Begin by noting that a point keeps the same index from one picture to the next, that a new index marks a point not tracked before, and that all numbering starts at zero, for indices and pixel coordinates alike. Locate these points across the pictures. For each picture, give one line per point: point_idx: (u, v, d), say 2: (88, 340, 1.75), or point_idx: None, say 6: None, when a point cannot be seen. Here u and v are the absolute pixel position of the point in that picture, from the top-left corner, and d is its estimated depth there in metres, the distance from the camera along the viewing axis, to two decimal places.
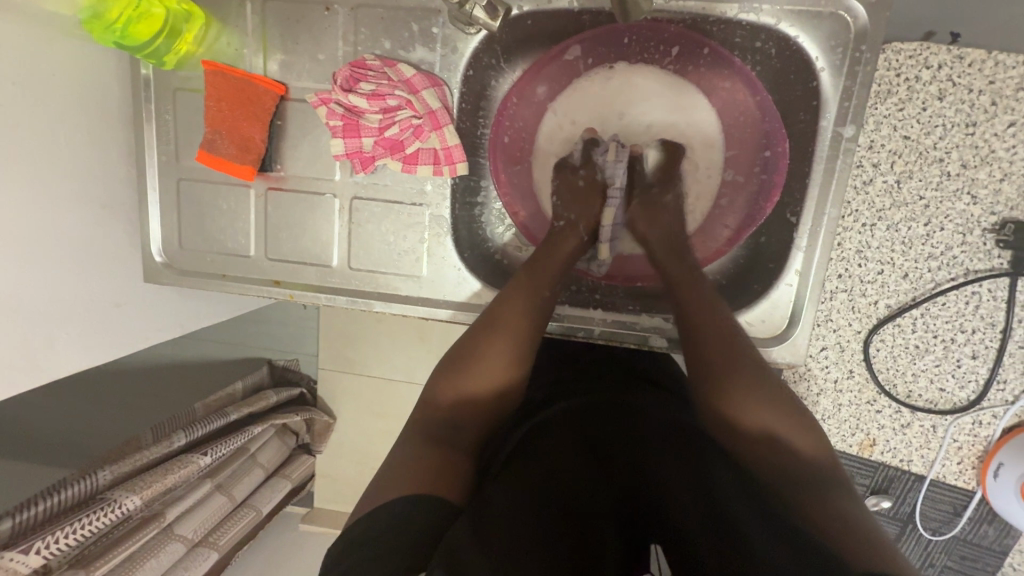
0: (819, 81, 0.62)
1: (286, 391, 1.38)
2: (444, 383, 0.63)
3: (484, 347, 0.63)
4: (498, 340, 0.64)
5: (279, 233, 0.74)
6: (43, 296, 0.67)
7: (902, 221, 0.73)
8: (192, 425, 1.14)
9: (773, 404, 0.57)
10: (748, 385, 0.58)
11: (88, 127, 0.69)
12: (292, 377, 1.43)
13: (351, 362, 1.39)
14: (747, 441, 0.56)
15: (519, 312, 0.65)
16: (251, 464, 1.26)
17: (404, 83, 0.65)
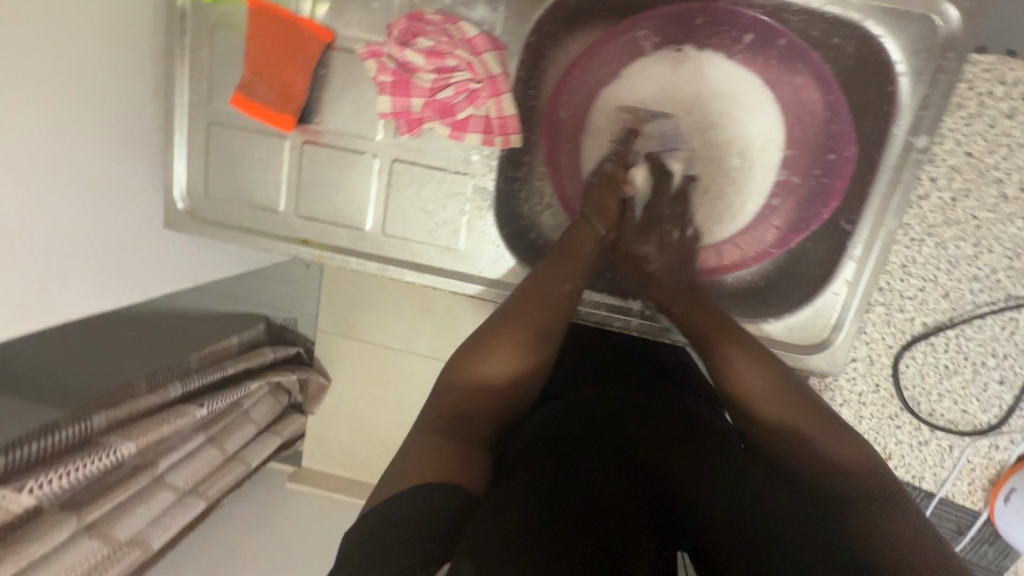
0: (896, 85, 0.60)
1: (284, 349, 1.36)
2: (468, 373, 0.58)
3: (511, 332, 0.61)
4: (524, 327, 0.61)
5: (312, 190, 0.70)
6: (59, 231, 0.63)
7: (952, 239, 0.72)
8: (187, 376, 1.12)
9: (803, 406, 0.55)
10: (777, 390, 0.56)
11: (116, 56, 0.64)
12: (290, 337, 1.43)
13: (353, 327, 1.36)
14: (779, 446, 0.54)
15: (547, 302, 0.63)
16: (245, 419, 1.24)
17: (465, 43, 0.62)
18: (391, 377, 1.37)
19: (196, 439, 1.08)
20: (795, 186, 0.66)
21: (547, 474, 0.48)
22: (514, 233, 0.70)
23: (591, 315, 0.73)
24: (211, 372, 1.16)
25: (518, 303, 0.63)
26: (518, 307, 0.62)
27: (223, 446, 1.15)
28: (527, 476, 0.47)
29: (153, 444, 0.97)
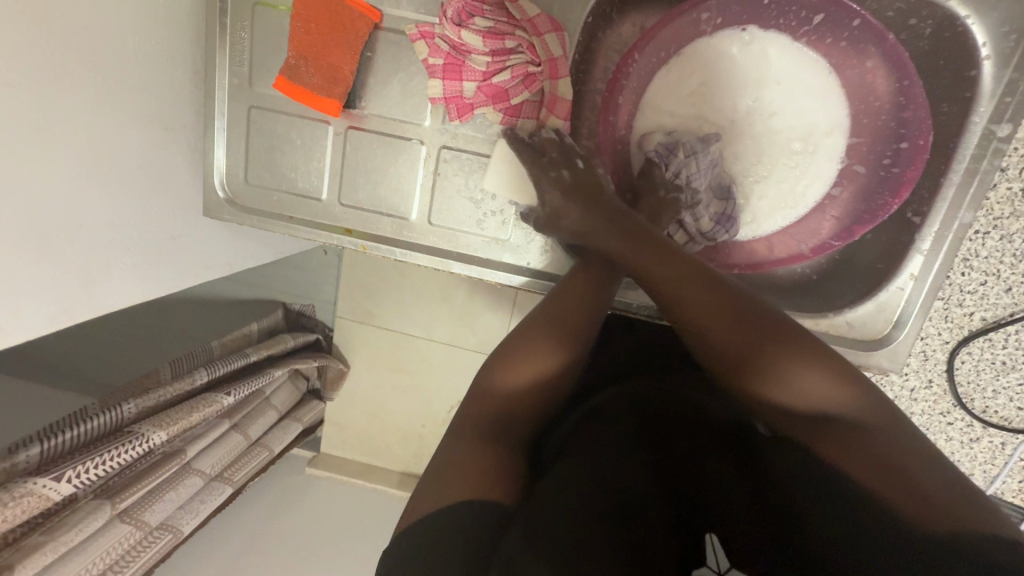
0: (979, 69, 0.57)
1: (303, 335, 1.34)
2: (495, 382, 0.51)
3: (539, 334, 0.53)
4: (556, 323, 0.54)
5: (356, 178, 0.68)
6: (101, 220, 0.62)
7: (1018, 232, 0.69)
8: (212, 362, 1.10)
9: (796, 352, 0.47)
10: (746, 342, 0.48)
11: (155, 37, 0.61)
12: (307, 323, 1.42)
13: (370, 314, 1.35)
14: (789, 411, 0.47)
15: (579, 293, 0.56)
16: (265, 406, 1.23)
17: (524, 22, 0.58)
18: (413, 365, 1.36)
19: (222, 425, 1.07)
20: (861, 176, 0.64)
21: (579, 468, 0.46)
22: None
23: (644, 309, 0.68)
24: (235, 359, 1.14)
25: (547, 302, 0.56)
26: (547, 304, 0.56)
27: (246, 432, 1.14)
28: (559, 471, 0.46)
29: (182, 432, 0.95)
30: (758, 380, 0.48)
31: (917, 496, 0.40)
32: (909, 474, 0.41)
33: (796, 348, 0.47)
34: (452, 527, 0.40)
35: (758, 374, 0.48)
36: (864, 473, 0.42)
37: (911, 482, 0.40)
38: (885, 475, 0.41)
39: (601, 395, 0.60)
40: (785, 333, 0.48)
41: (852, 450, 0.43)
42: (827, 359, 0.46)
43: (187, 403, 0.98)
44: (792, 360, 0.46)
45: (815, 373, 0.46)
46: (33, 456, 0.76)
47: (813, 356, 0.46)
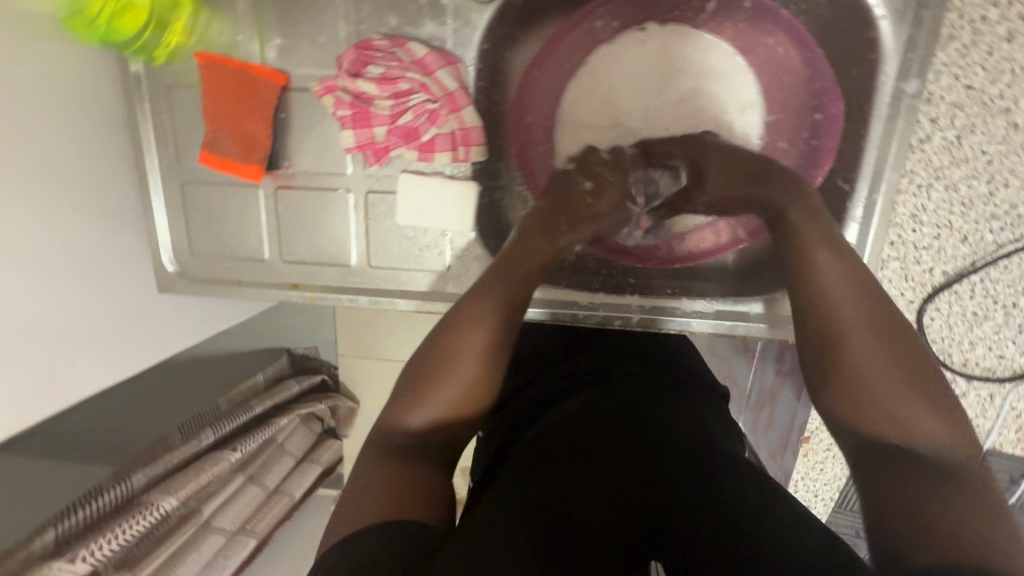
0: (877, 30, 0.55)
1: (307, 378, 1.31)
2: (406, 406, 0.51)
3: (446, 355, 0.53)
4: (460, 342, 0.53)
5: (294, 234, 0.70)
6: (58, 314, 0.64)
7: (962, 179, 0.67)
8: (217, 420, 1.05)
9: (902, 373, 0.45)
10: (887, 359, 0.45)
11: (82, 133, 0.63)
12: (312, 365, 1.36)
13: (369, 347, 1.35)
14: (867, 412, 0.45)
15: (487, 309, 0.55)
16: (279, 452, 1.18)
17: (415, 63, 0.60)
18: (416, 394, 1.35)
19: (238, 481, 1.03)
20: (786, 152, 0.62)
21: (533, 494, 0.44)
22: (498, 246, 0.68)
23: (592, 318, 0.71)
24: (241, 414, 1.08)
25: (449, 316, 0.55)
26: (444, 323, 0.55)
27: (263, 482, 1.09)
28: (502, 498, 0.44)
29: (194, 493, 0.92)
30: (855, 380, 0.46)
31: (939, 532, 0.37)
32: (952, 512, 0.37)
33: (910, 377, 0.45)
34: (394, 537, 0.40)
35: (859, 377, 0.45)
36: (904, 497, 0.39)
37: (960, 521, 0.37)
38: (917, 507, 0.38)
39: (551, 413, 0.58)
40: (905, 358, 0.45)
41: (903, 477, 0.41)
42: (938, 398, 0.44)
43: (196, 464, 0.94)
44: (874, 367, 0.45)
45: (902, 389, 0.44)
46: (47, 541, 0.74)
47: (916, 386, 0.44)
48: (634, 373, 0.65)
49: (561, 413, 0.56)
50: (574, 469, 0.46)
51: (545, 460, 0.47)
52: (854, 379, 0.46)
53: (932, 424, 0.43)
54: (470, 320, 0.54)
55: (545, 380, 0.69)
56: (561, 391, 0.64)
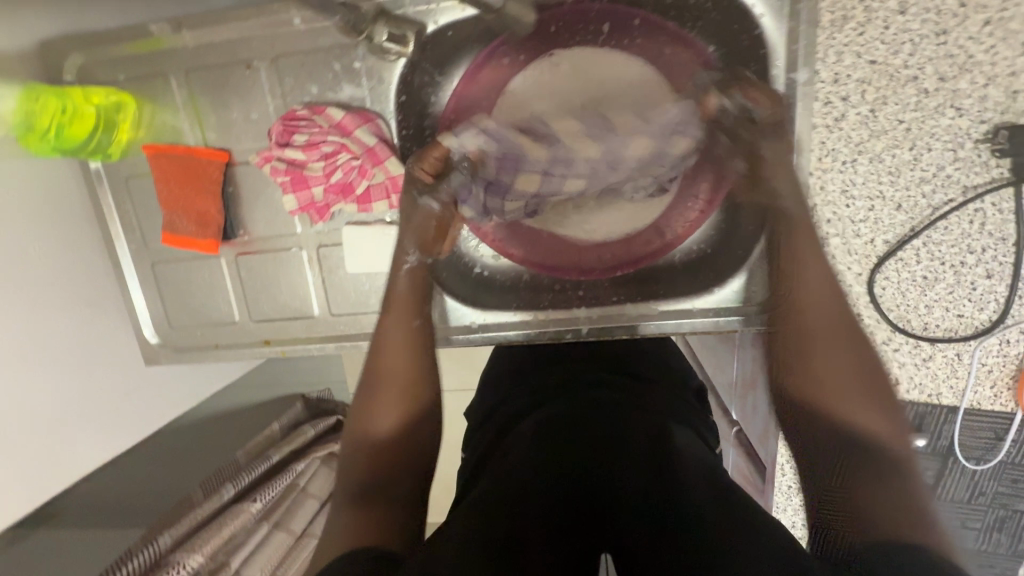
0: (760, 27, 0.60)
1: (322, 421, 1.33)
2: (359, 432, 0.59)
3: (383, 395, 0.61)
4: (396, 380, 0.62)
5: (258, 295, 0.75)
6: (50, 400, 0.69)
7: (885, 150, 0.68)
8: (237, 473, 1.12)
9: (862, 382, 0.52)
10: (841, 355, 0.54)
11: (55, 234, 0.69)
12: (327, 406, 1.40)
13: None
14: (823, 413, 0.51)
15: (411, 358, 0.65)
16: (304, 496, 1.21)
17: (334, 127, 0.64)
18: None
19: (260, 530, 1.07)
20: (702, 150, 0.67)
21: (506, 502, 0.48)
22: (448, 278, 0.73)
23: (543, 334, 0.74)
24: (259, 465, 1.16)
25: (384, 364, 0.64)
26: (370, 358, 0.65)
27: (289, 527, 1.13)
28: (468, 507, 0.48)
29: (222, 544, 0.99)
30: (806, 368, 0.55)
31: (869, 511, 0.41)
32: (882, 496, 0.42)
33: (867, 383, 0.52)
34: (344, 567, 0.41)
35: (808, 365, 0.55)
36: (849, 483, 0.44)
37: (885, 500, 0.41)
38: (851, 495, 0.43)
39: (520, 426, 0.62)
40: (858, 362, 0.54)
41: (843, 466, 0.46)
42: (889, 408, 0.51)
43: (219, 516, 1.03)
44: (829, 355, 0.55)
45: (861, 391, 0.51)
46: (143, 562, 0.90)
47: (872, 393, 0.52)
48: (595, 381, 0.68)
49: (530, 430, 0.59)
50: (533, 482, 0.50)
51: (509, 475, 0.51)
52: (817, 384, 0.53)
53: (876, 421, 0.49)
54: (396, 364, 0.64)
55: (513, 398, 0.72)
56: (531, 405, 0.66)
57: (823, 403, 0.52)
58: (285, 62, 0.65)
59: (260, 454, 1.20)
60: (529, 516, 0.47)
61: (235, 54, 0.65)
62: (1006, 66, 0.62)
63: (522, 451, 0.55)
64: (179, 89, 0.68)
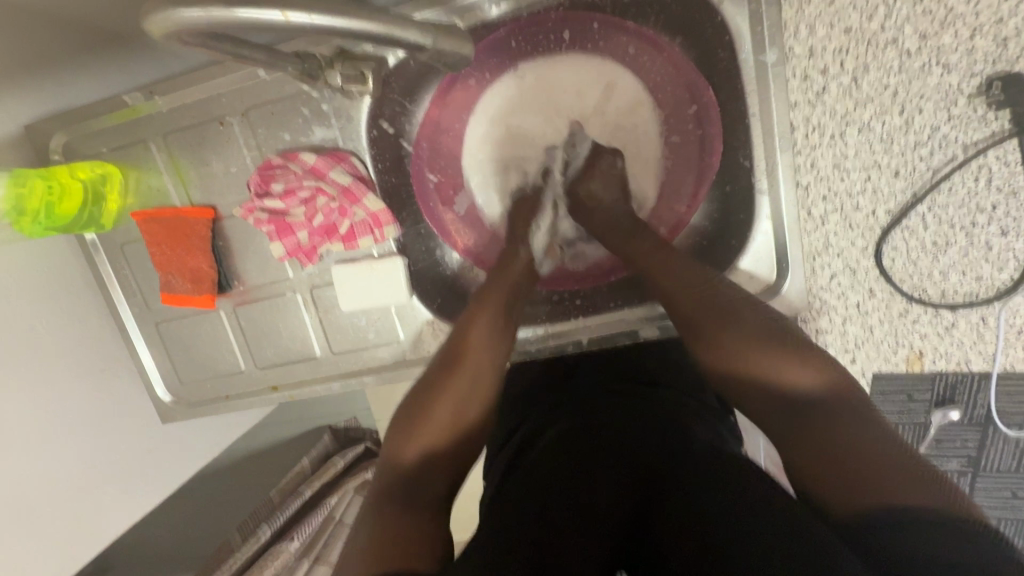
0: (722, 14, 0.58)
1: (351, 451, 1.26)
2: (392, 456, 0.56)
3: (434, 416, 0.57)
4: (452, 401, 0.59)
5: (260, 342, 0.75)
6: (77, 469, 0.71)
7: (873, 118, 0.65)
8: (273, 513, 1.16)
9: (774, 349, 0.53)
10: (747, 332, 0.55)
11: (60, 308, 0.71)
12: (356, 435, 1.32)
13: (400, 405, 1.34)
14: (749, 389, 0.53)
15: (484, 375, 0.61)
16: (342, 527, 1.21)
17: (309, 171, 0.65)
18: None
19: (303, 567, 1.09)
20: (676, 143, 0.66)
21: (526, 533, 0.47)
22: (443, 303, 0.73)
23: (544, 348, 0.73)
24: (290, 502, 1.17)
25: (432, 380, 0.60)
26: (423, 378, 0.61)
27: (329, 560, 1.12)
28: (485, 535, 0.49)
29: None
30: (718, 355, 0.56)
31: (855, 469, 0.43)
32: (860, 452, 0.44)
33: (778, 345, 0.54)
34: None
35: (726, 350, 0.55)
36: (806, 454, 0.46)
37: (876, 455, 0.44)
38: (832, 454, 0.45)
39: (534, 448, 0.59)
40: (759, 330, 0.55)
41: (802, 432, 0.48)
42: (804, 355, 0.53)
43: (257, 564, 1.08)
44: (740, 339, 0.55)
45: (782, 356, 0.53)
46: None
47: (787, 350, 0.53)
48: (612, 390, 0.65)
49: (535, 452, 0.58)
50: (547, 498, 0.50)
51: (523, 498, 0.51)
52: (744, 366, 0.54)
53: (808, 378, 0.51)
54: (472, 380, 0.60)
55: (532, 415, 0.68)
56: (544, 420, 0.64)
57: (744, 387, 0.53)
58: (256, 113, 0.66)
59: (293, 490, 1.21)
60: (558, 534, 0.47)
61: (207, 112, 0.67)
62: (992, 14, 0.59)
63: (525, 469, 0.55)
64: (159, 152, 0.70)
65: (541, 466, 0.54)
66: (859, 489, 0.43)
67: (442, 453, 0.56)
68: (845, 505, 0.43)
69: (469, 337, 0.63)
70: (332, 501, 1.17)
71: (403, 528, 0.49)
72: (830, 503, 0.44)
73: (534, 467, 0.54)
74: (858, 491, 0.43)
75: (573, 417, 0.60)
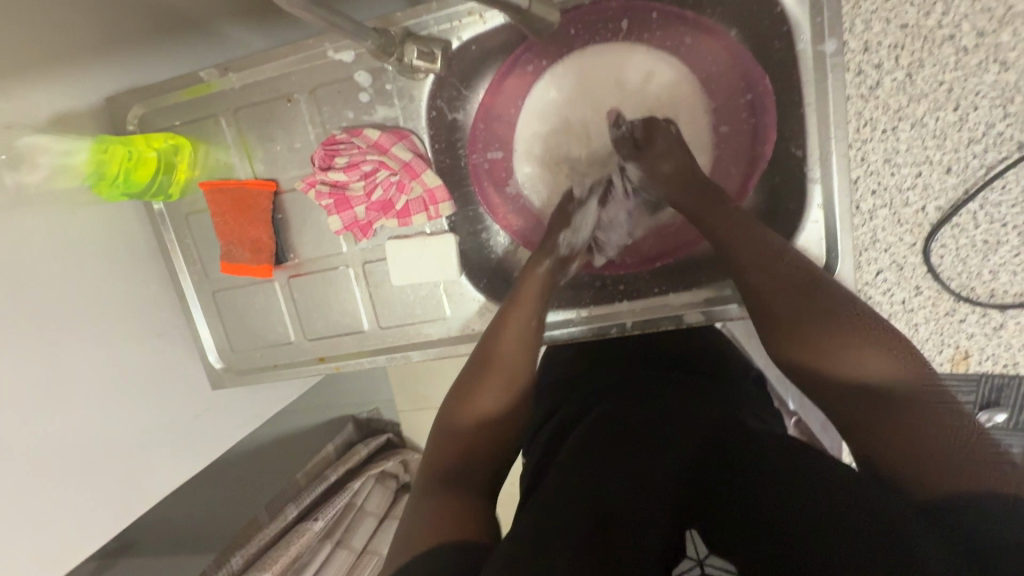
0: (784, 5, 0.60)
1: (373, 440, 1.36)
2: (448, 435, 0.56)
3: (476, 406, 0.57)
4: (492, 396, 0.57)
5: (311, 315, 0.78)
6: (132, 426, 0.74)
7: (927, 114, 0.65)
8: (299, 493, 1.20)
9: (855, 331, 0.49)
10: (830, 324, 0.50)
11: (125, 272, 0.75)
12: (378, 425, 1.43)
13: (427, 396, 1.36)
14: (833, 385, 0.48)
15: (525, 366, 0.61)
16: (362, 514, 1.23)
17: (372, 146, 0.68)
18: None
19: (326, 548, 1.11)
20: (727, 131, 0.67)
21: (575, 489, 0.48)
22: (489, 284, 0.74)
23: (586, 331, 0.73)
24: (318, 484, 1.22)
25: (473, 376, 0.59)
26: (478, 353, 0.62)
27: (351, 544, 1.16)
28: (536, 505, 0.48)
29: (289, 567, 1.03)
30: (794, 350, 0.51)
31: (918, 454, 0.42)
32: (922, 439, 0.43)
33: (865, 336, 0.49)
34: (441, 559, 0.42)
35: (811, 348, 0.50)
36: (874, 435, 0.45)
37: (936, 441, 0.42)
38: (899, 438, 0.44)
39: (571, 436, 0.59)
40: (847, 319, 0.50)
41: (872, 419, 0.45)
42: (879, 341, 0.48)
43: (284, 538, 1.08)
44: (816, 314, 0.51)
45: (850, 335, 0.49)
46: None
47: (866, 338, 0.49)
48: (652, 376, 0.67)
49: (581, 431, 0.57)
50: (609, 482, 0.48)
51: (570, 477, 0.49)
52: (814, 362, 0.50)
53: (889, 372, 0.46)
54: (506, 374, 0.59)
55: (571, 401, 0.68)
56: (580, 407, 0.65)
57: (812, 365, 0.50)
58: (323, 91, 0.69)
59: (320, 474, 1.26)
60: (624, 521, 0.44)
61: (277, 90, 0.70)
62: None
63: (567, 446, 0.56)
64: (228, 127, 0.73)
65: (587, 437, 0.54)
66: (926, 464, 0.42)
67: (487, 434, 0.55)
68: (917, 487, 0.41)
69: (501, 343, 0.61)
70: (356, 487, 1.22)
71: (457, 504, 0.49)
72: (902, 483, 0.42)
73: (579, 449, 0.53)
74: (920, 472, 0.42)
75: (614, 401, 0.62)
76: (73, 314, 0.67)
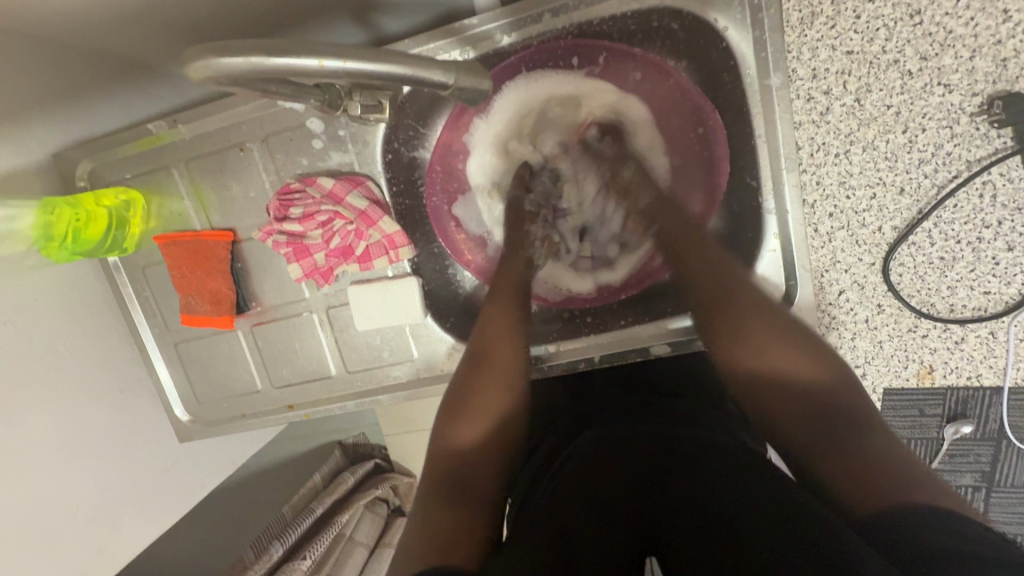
0: (727, 40, 0.60)
1: (361, 467, 1.28)
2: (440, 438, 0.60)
3: (472, 407, 0.61)
4: (492, 390, 0.62)
5: (276, 362, 0.77)
6: (96, 489, 0.72)
7: (878, 137, 0.66)
8: (286, 528, 1.12)
9: (789, 349, 0.57)
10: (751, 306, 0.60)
11: (81, 331, 0.72)
12: (365, 451, 1.34)
13: (411, 421, 1.26)
14: (783, 390, 0.55)
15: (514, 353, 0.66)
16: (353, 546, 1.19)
17: (326, 196, 0.67)
18: None
19: None
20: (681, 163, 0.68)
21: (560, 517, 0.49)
22: (456, 322, 0.74)
23: (556, 366, 0.73)
24: (304, 518, 1.14)
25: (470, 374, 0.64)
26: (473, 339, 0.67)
27: None
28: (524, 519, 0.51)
29: None
30: (727, 335, 0.60)
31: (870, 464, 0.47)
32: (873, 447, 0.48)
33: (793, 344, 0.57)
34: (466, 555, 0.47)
35: (746, 348, 0.58)
36: (844, 447, 0.49)
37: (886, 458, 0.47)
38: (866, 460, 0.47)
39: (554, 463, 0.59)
40: (778, 330, 0.58)
41: (827, 449, 0.49)
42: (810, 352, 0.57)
43: None
44: (770, 343, 0.58)
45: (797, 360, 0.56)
46: None
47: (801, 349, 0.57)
48: (634, 400, 0.67)
49: (568, 456, 0.58)
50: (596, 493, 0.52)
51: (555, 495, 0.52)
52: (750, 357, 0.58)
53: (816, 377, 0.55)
54: (499, 389, 0.63)
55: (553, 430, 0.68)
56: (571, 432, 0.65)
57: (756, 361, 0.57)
58: (274, 139, 0.68)
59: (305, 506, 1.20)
60: (592, 546, 0.47)
61: (229, 139, 0.69)
62: (990, 36, 0.61)
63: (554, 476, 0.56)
64: (181, 177, 0.72)
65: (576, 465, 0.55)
66: (883, 482, 0.45)
67: (473, 451, 0.58)
68: (864, 507, 0.45)
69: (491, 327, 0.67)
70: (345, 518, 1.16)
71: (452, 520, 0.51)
72: (847, 507, 0.46)
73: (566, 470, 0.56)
74: (856, 460, 0.48)
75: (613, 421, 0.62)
76: (33, 381, 0.65)
